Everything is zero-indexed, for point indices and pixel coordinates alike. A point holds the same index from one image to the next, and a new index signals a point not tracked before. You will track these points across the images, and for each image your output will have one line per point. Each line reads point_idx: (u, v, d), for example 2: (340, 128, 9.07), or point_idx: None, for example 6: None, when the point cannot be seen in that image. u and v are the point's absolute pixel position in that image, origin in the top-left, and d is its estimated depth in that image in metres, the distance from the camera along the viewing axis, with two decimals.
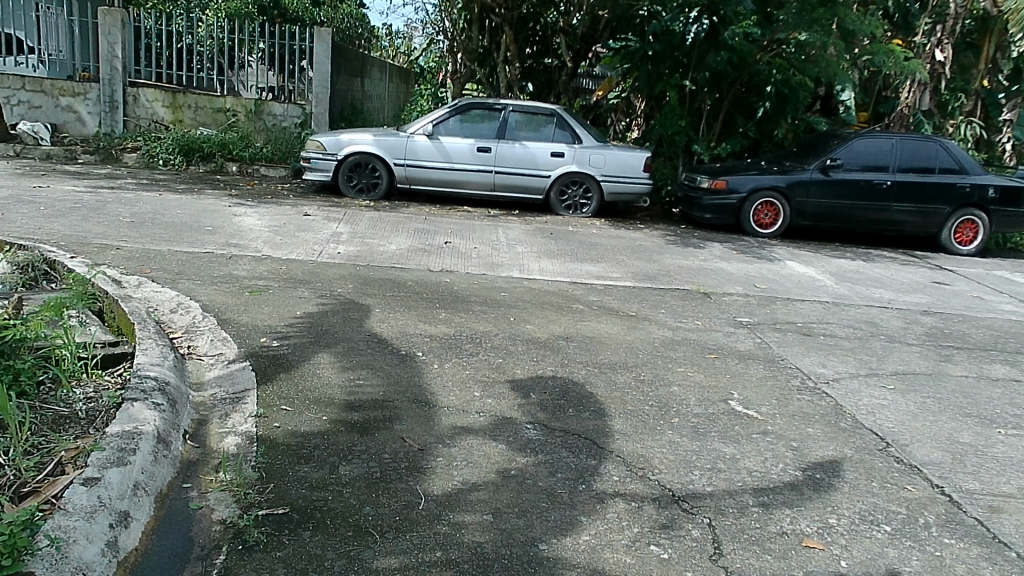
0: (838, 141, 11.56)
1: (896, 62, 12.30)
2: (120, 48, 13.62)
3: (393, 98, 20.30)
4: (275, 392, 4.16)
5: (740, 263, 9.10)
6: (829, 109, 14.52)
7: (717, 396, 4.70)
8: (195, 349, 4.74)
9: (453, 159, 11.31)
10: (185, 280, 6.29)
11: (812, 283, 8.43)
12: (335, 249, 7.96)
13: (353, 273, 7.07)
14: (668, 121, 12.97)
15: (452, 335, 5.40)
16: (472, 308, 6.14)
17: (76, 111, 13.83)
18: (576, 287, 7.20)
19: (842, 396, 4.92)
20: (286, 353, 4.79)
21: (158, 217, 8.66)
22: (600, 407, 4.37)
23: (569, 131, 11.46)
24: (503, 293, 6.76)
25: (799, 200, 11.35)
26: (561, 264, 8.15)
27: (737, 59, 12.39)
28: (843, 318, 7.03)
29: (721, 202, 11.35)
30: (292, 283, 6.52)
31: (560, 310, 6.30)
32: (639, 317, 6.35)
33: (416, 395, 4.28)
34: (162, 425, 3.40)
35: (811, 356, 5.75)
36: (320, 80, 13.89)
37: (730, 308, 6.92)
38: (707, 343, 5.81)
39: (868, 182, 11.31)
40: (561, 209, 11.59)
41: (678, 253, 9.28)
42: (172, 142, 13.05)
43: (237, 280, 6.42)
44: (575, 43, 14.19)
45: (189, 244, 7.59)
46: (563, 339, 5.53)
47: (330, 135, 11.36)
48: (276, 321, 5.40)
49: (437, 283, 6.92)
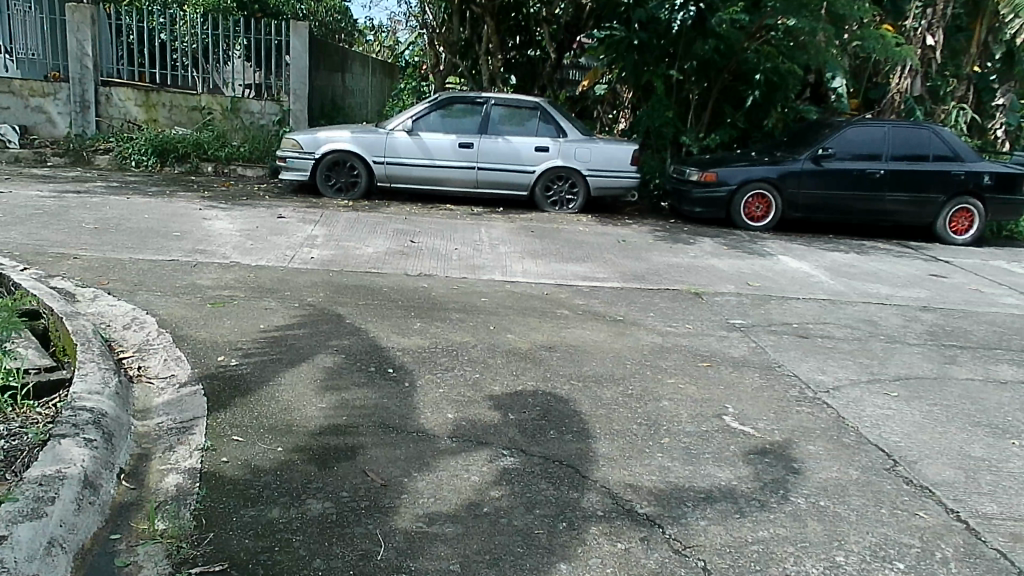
0: (830, 129, 11.25)
1: (885, 49, 11.97)
2: (91, 45, 13.17)
3: (377, 92, 19.94)
4: (227, 420, 3.80)
5: (732, 259, 8.78)
6: (821, 97, 14.22)
7: (711, 410, 4.38)
8: (146, 370, 4.40)
9: (434, 156, 10.95)
10: (144, 291, 5.92)
11: (806, 279, 8.10)
12: (308, 253, 7.60)
13: (326, 279, 6.70)
14: (656, 112, 12.71)
15: (427, 347, 5.05)
16: (449, 316, 5.79)
17: (47, 111, 13.33)
18: (560, 290, 6.85)
19: (844, 407, 4.62)
20: (244, 373, 4.42)
21: (123, 222, 8.28)
22: (584, 427, 4.03)
23: (554, 125, 11.08)
24: (484, 298, 6.41)
25: (791, 191, 11.03)
26: (546, 264, 7.81)
27: (723, 46, 12.16)
28: (841, 317, 6.71)
29: (711, 195, 11.01)
30: (259, 292, 6.16)
31: (544, 316, 5.95)
32: (626, 322, 6.01)
33: (382, 419, 3.93)
34: (92, 466, 3.06)
35: (810, 362, 5.43)
36: (298, 75, 13.51)
37: (723, 310, 6.58)
38: (699, 349, 5.49)
39: (861, 172, 10.99)
40: (547, 205, 11.24)
41: (668, 250, 8.94)
42: (145, 142, 12.64)
43: (201, 291, 6.04)
44: (559, 33, 13.91)
45: (153, 250, 7.21)
46: (546, 349, 5.18)
47: (307, 133, 10.97)
48: (237, 336, 5.02)
49: (415, 289, 6.55)
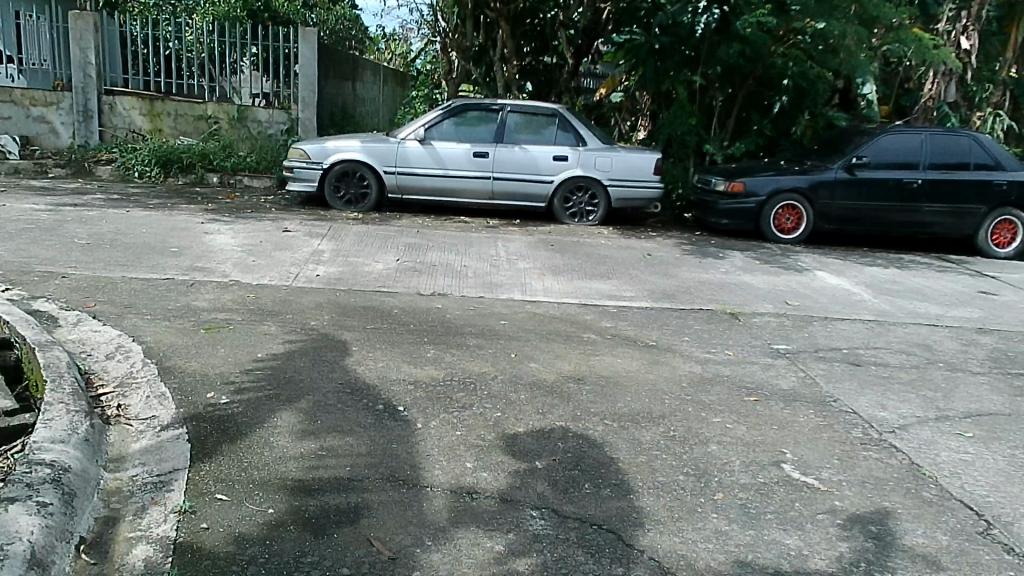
0: (864, 137, 10.71)
1: (919, 50, 11.58)
2: (94, 53, 12.76)
3: (388, 100, 19.44)
4: (211, 473, 3.28)
5: (766, 276, 8.22)
6: (849, 104, 13.57)
7: (766, 457, 3.83)
8: (125, 411, 3.90)
9: (448, 166, 10.45)
10: (132, 314, 5.41)
11: (848, 297, 7.54)
12: (314, 271, 7.08)
13: (331, 299, 6.18)
14: (678, 119, 12.17)
15: (442, 380, 4.53)
16: (466, 342, 5.25)
17: (49, 121, 12.94)
18: (586, 311, 6.32)
19: (917, 452, 4.06)
20: (235, 413, 3.91)
21: (119, 237, 7.80)
22: (624, 479, 3.50)
23: (573, 133, 10.60)
24: (503, 320, 5.87)
25: (823, 202, 10.48)
26: (568, 282, 7.28)
27: (749, 52, 11.72)
28: (892, 341, 6.14)
29: (739, 207, 10.47)
30: (258, 314, 5.64)
31: (569, 342, 5.42)
32: (660, 348, 5.47)
33: (389, 471, 3.41)
34: (42, 540, 2.59)
35: (868, 396, 4.86)
36: (307, 85, 13.02)
37: (764, 334, 6.04)
38: (744, 381, 4.94)
39: (897, 182, 10.44)
40: (566, 217, 10.70)
41: (697, 265, 8.39)
42: (148, 153, 12.21)
43: (195, 314, 5.53)
44: (576, 38, 13.27)
45: (148, 268, 6.73)
46: (575, 381, 4.64)
47: (315, 143, 10.50)
48: (231, 368, 4.50)
49: (428, 310, 6.02)
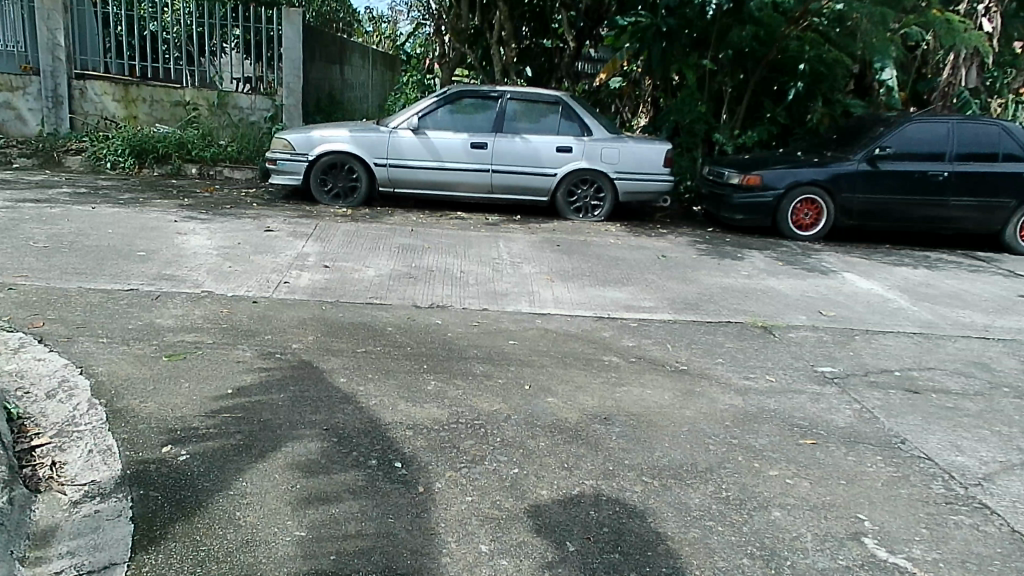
0: (887, 125, 10.03)
1: (949, 33, 10.94)
2: (63, 35, 11.90)
3: (377, 85, 18.63)
4: (156, 570, 2.58)
5: (792, 280, 7.55)
6: (865, 90, 12.85)
7: (843, 527, 3.15)
8: (61, 472, 3.18)
9: (443, 158, 9.71)
10: (84, 337, 4.67)
11: (885, 306, 6.87)
12: (297, 278, 6.36)
13: (316, 314, 5.47)
14: (686, 106, 11.56)
15: (447, 422, 3.85)
16: (471, 370, 4.56)
17: (15, 107, 12.06)
18: (603, 327, 5.64)
19: (1014, 513, 3.39)
20: (195, 474, 3.20)
21: (80, 238, 7.03)
22: (678, 567, 2.81)
23: (577, 122, 9.87)
24: (511, 340, 5.18)
25: (844, 196, 9.82)
26: (579, 289, 6.60)
27: (763, 34, 10.99)
28: (945, 360, 5.48)
29: (755, 201, 9.79)
30: (231, 335, 4.92)
31: (588, 368, 4.74)
32: (692, 374, 4.80)
33: (387, 560, 2.71)
34: None
35: (938, 434, 4.18)
36: (292, 69, 12.21)
37: (804, 354, 5.37)
38: (795, 417, 4.26)
39: (922, 174, 9.78)
40: (570, 212, 9.99)
41: (716, 268, 7.71)
42: (121, 142, 11.41)
43: (158, 336, 4.80)
44: (578, 20, 12.54)
45: (109, 276, 5.99)
46: (601, 422, 3.96)
47: (299, 132, 9.73)
48: (194, 412, 3.79)
49: (426, 328, 5.32)
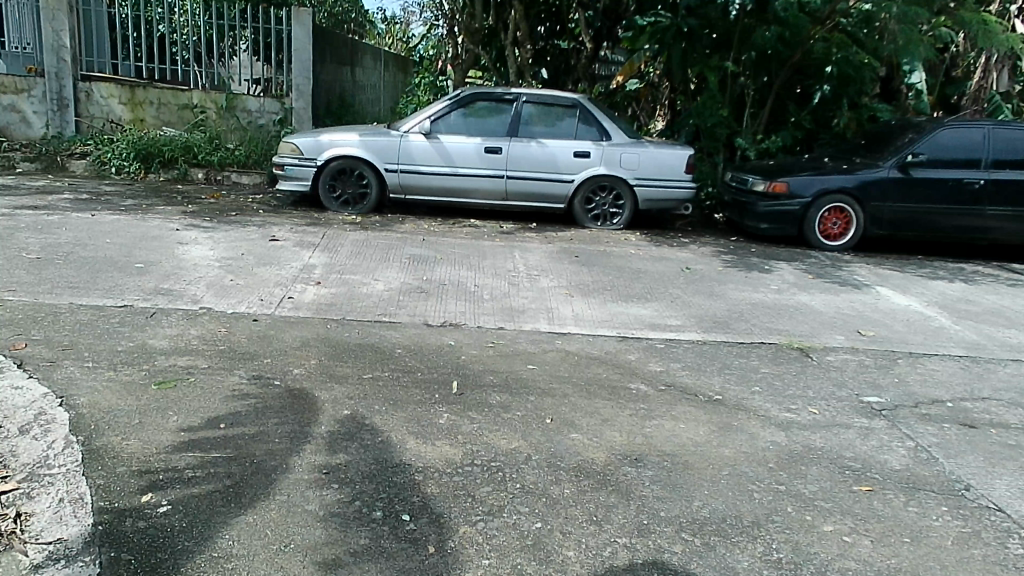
0: (919, 130, 9.58)
1: (986, 35, 10.53)
2: (69, 36, 11.61)
3: (389, 88, 18.29)
4: None
5: (825, 295, 7.13)
6: (891, 94, 12.20)
7: None
8: (25, 526, 2.82)
9: (456, 163, 9.35)
10: (69, 361, 4.31)
11: (926, 325, 6.44)
12: (302, 293, 6.00)
13: (320, 334, 5.11)
14: (707, 110, 11.17)
15: (463, 463, 3.47)
16: (487, 402, 4.16)
17: (20, 110, 11.79)
18: (629, 349, 5.25)
19: None
20: (176, 530, 2.83)
21: (77, 249, 6.69)
22: None
23: (596, 126, 9.48)
24: (529, 364, 4.80)
25: (875, 205, 9.38)
26: (600, 305, 6.22)
27: (788, 35, 10.51)
28: (999, 388, 5.06)
29: (782, 209, 9.37)
30: (228, 358, 4.56)
31: (614, 398, 4.35)
32: (728, 405, 4.40)
33: None
34: None
35: (1004, 478, 3.77)
36: (302, 69, 11.90)
37: (846, 381, 4.97)
38: (845, 458, 3.86)
39: (957, 181, 9.34)
40: (587, 220, 9.59)
41: (744, 282, 7.30)
42: (126, 145, 11.10)
43: (150, 360, 4.44)
44: (596, 20, 12.19)
45: (103, 291, 5.64)
46: (632, 464, 3.58)
47: (308, 136, 9.39)
48: (182, 452, 3.42)
49: (437, 350, 4.94)
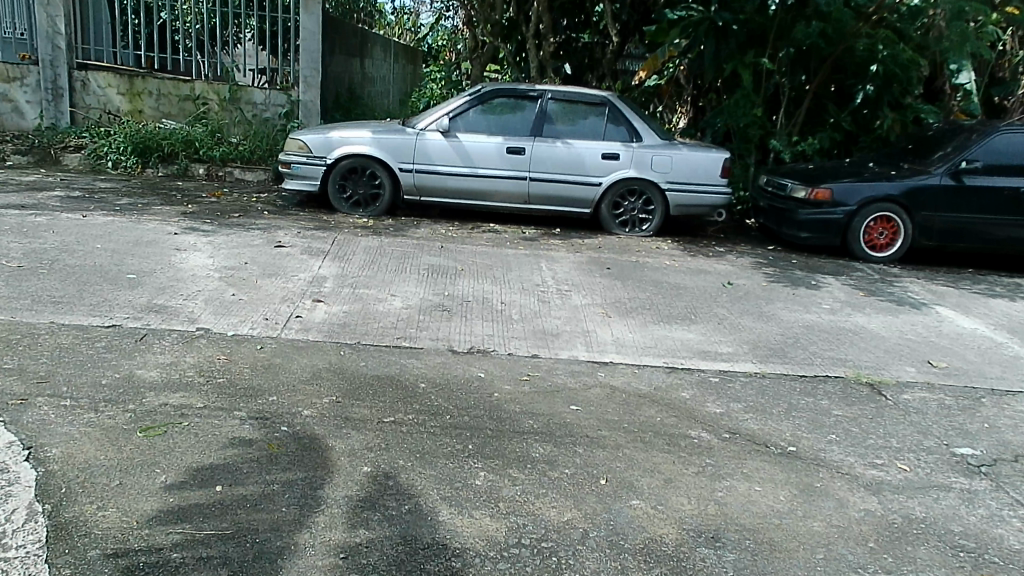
0: (971, 136, 8.96)
1: None
2: (64, 22, 10.99)
3: (398, 80, 17.66)
4: None
5: (882, 315, 6.51)
6: (935, 94, 11.55)
7: None
8: None
9: (476, 163, 8.73)
10: (40, 401, 3.71)
11: (1001, 353, 5.82)
12: (311, 310, 5.41)
13: (333, 363, 4.51)
14: (740, 108, 10.49)
15: (508, 544, 2.88)
16: (530, 455, 3.56)
17: (12, 99, 11.18)
18: (681, 383, 4.63)
19: None
20: None
21: (62, 256, 6.09)
22: None
23: (625, 126, 8.86)
24: (572, 404, 4.19)
25: (924, 214, 8.75)
26: (641, 328, 5.61)
27: (831, 31, 9.78)
28: None
29: (824, 218, 8.75)
30: (226, 395, 3.95)
31: (675, 450, 3.74)
32: (804, 459, 3.80)
33: None
34: None
35: None
36: (310, 60, 11.19)
37: (931, 426, 4.36)
38: (954, 534, 3.25)
39: (1015, 191, 8.68)
40: (615, 226, 8.97)
41: (793, 301, 6.68)
42: (124, 139, 10.49)
43: (135, 397, 3.84)
44: (623, 13, 11.54)
45: (89, 308, 5.05)
46: (708, 545, 2.99)
47: (317, 132, 8.78)
48: (168, 526, 2.83)
49: (465, 384, 4.34)
